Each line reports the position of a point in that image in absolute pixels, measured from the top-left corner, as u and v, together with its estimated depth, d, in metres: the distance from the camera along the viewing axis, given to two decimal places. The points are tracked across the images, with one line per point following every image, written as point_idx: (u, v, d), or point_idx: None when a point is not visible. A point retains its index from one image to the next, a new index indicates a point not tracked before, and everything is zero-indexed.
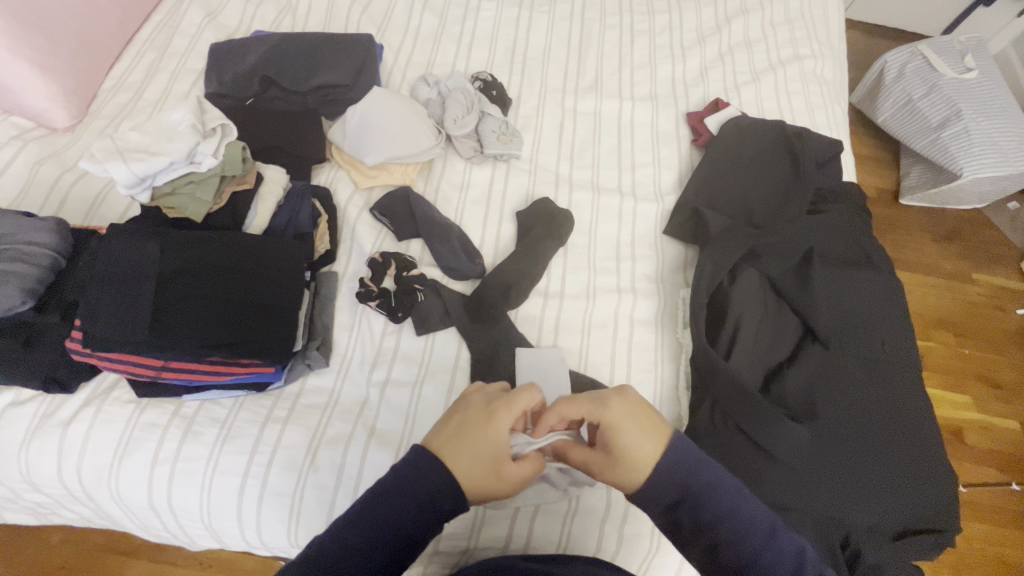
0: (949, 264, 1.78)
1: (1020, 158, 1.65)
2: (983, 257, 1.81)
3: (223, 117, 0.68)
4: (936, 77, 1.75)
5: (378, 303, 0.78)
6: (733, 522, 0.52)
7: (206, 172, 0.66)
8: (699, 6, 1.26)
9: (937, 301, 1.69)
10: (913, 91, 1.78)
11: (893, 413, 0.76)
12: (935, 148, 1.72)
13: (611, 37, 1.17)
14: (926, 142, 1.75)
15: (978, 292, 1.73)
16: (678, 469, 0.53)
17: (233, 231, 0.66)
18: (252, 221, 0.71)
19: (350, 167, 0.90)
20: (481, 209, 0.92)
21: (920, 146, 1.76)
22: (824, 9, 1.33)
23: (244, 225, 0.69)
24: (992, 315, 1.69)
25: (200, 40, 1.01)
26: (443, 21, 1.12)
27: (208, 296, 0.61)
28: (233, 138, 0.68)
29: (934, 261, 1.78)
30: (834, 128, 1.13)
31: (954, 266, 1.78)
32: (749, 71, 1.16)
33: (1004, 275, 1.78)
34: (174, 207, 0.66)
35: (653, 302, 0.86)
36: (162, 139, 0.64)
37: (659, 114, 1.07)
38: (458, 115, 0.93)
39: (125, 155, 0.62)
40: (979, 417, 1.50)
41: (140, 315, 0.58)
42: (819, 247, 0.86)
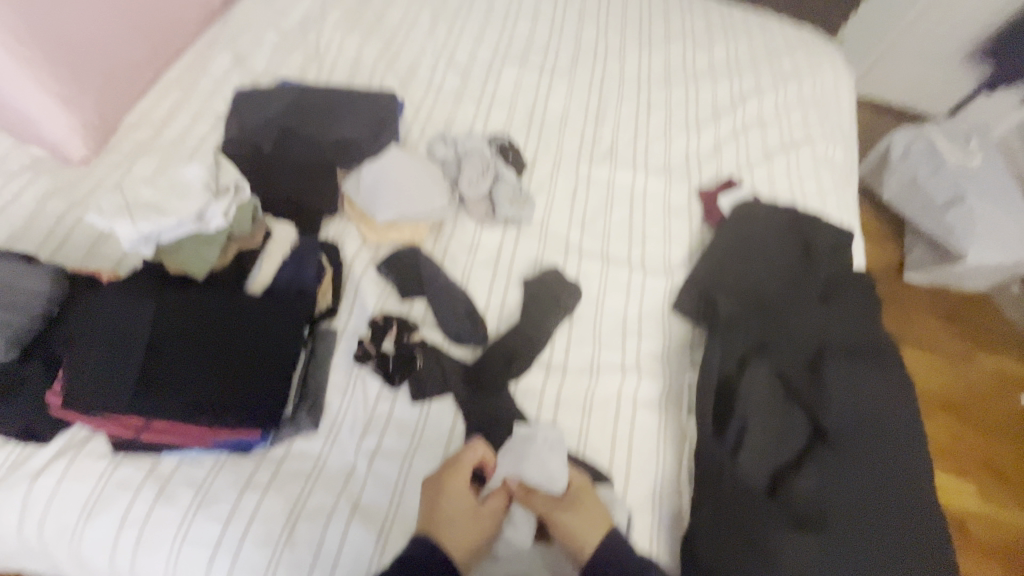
0: (952, 343, 1.76)
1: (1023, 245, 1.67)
2: (987, 340, 1.79)
3: (238, 175, 0.66)
4: (941, 160, 1.78)
5: (375, 365, 0.77)
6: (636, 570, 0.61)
7: (214, 231, 0.64)
8: (716, 83, 1.29)
9: (939, 381, 1.67)
10: (918, 171, 1.82)
11: (903, 525, 0.72)
12: (939, 228, 1.74)
13: (627, 107, 1.19)
14: (930, 221, 1.77)
15: (982, 376, 1.70)
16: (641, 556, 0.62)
17: (233, 290, 0.64)
18: (254, 279, 0.69)
19: (360, 221, 0.88)
20: (488, 272, 0.90)
21: (925, 224, 1.79)
22: (835, 94, 1.37)
23: (246, 284, 0.68)
24: (996, 401, 1.65)
25: (225, 83, 1.03)
26: (465, 81, 1.15)
27: (200, 358, 0.59)
28: (244, 198, 0.66)
29: (938, 340, 1.76)
30: (843, 212, 1.13)
31: (957, 346, 1.76)
32: (762, 150, 1.18)
33: (1008, 360, 1.76)
34: (177, 264, 0.63)
35: (657, 383, 0.83)
36: (173, 197, 0.62)
37: (672, 187, 1.08)
38: (473, 176, 0.94)
39: (134, 213, 0.60)
40: (983, 508, 1.44)
41: (125, 374, 0.57)
42: (832, 338, 0.83)
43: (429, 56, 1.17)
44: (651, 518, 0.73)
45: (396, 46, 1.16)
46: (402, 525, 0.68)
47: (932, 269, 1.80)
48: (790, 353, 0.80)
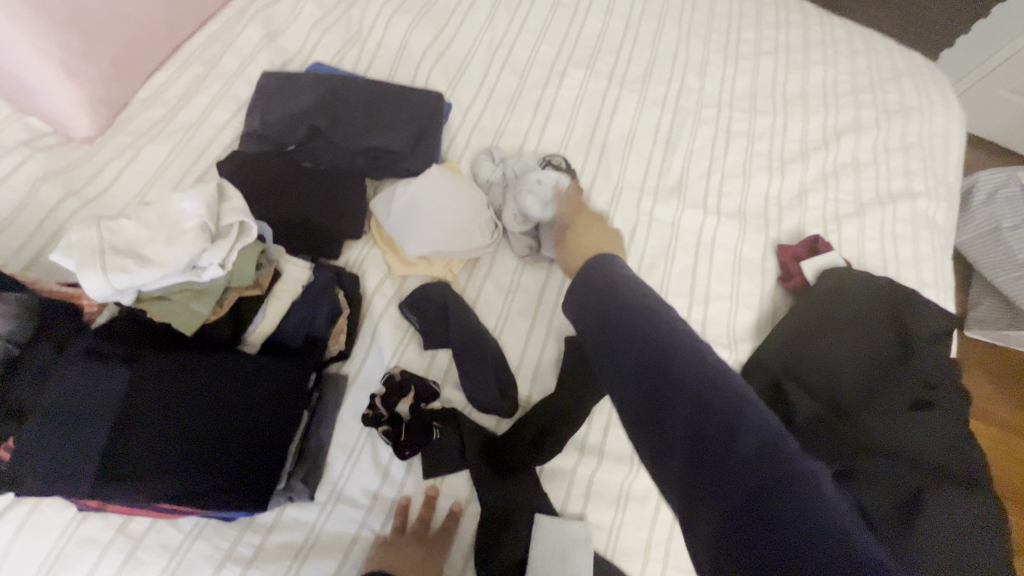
0: (1010, 415, 1.57)
1: None
2: None
3: (243, 212, 0.53)
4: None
5: (385, 431, 0.66)
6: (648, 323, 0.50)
7: (209, 282, 0.52)
8: (808, 113, 1.11)
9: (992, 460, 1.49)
10: (1001, 221, 1.61)
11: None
12: (1020, 287, 1.55)
13: (703, 132, 1.03)
14: (1009, 277, 1.58)
15: None
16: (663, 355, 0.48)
17: (229, 351, 0.55)
18: (257, 326, 0.59)
19: (387, 248, 0.77)
20: (525, 322, 0.78)
21: (1000, 281, 1.60)
22: (944, 139, 1.18)
23: (245, 336, 0.58)
24: None
25: (253, 61, 0.90)
26: (521, 84, 1.00)
27: (183, 433, 0.50)
28: (248, 241, 0.53)
29: (994, 409, 1.58)
30: (941, 287, 0.97)
31: (1015, 419, 1.57)
32: (854, 201, 1.02)
33: None
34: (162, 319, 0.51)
35: None
36: (159, 240, 0.49)
37: (745, 237, 0.93)
38: (529, 216, 0.79)
39: (105, 259, 0.47)
40: None
41: (89, 453, 0.47)
42: (924, 466, 0.70)
43: (484, 49, 1.02)
44: None
45: (448, 34, 1.02)
46: None
47: (996, 330, 1.62)
48: (872, 481, 0.68)
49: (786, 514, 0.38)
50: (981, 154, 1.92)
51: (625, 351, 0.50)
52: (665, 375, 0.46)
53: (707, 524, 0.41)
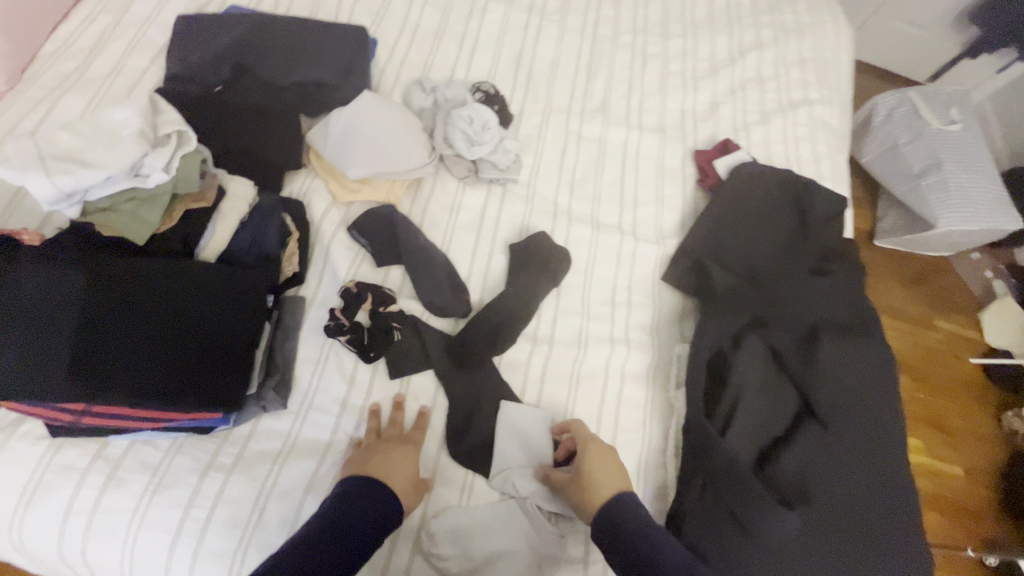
0: (912, 308, 1.85)
1: (994, 215, 1.71)
2: (943, 300, 1.88)
3: (179, 122, 0.58)
4: (922, 126, 1.79)
5: (348, 339, 0.70)
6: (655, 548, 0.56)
7: (154, 188, 0.57)
8: (714, 35, 1.20)
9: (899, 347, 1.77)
10: (897, 138, 1.81)
11: (884, 490, 0.72)
12: (912, 196, 1.75)
13: (622, 57, 1.10)
14: (905, 189, 1.77)
15: (936, 338, 1.81)
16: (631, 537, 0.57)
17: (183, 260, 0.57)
18: (206, 242, 0.62)
19: (329, 177, 0.79)
20: (471, 236, 0.84)
21: (900, 192, 1.79)
22: (835, 52, 1.30)
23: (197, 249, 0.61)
24: (948, 361, 1.78)
25: (165, 8, 0.88)
26: (445, 20, 1.03)
27: (150, 337, 0.53)
28: (189, 150, 0.58)
29: (899, 304, 1.85)
30: (836, 180, 1.10)
31: (916, 310, 1.85)
32: (759, 110, 1.13)
33: (959, 321, 1.86)
34: (110, 226, 0.55)
35: (646, 356, 0.81)
36: (99, 146, 0.54)
37: (666, 148, 1.01)
38: (470, 134, 0.83)
39: (48, 164, 0.52)
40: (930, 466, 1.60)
41: (57, 357, 0.49)
42: (827, 317, 0.82)
43: None
44: (637, 492, 0.72)
45: None
46: None
47: (898, 237, 1.85)
48: (783, 328, 0.78)
49: None
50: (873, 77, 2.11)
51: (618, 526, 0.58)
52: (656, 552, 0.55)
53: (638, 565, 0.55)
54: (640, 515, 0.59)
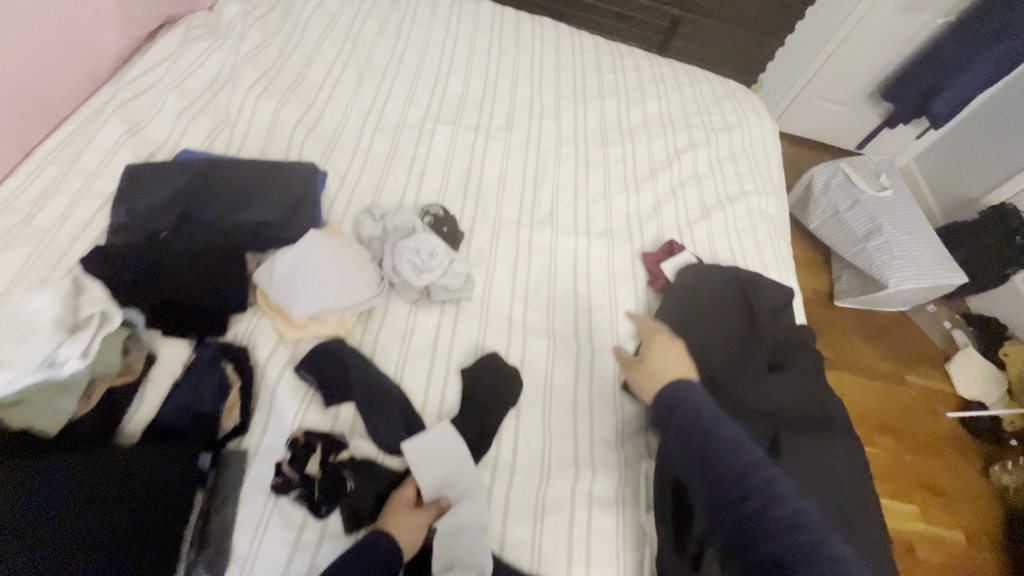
0: (881, 363, 1.93)
1: (935, 273, 1.83)
2: (907, 355, 1.98)
3: (103, 302, 0.59)
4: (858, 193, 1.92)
5: (298, 495, 0.67)
6: (712, 442, 0.61)
7: (69, 375, 0.57)
8: (651, 139, 1.29)
9: (874, 403, 1.83)
10: (839, 204, 1.94)
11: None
12: (861, 258, 1.88)
13: (566, 167, 1.17)
14: (854, 251, 1.90)
15: (908, 392, 1.88)
16: (699, 431, 0.63)
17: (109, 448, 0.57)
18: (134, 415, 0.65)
19: (277, 315, 0.78)
20: (425, 361, 0.82)
21: (849, 254, 1.92)
22: (763, 146, 1.41)
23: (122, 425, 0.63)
24: (923, 415, 1.84)
25: (115, 155, 0.90)
26: (395, 145, 1.08)
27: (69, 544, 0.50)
28: (112, 328, 0.60)
29: (868, 360, 1.93)
30: (780, 267, 1.15)
31: (885, 365, 1.93)
32: (700, 207, 1.19)
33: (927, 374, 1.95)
34: (24, 420, 0.55)
35: (612, 476, 0.78)
36: (9, 342, 0.54)
37: (615, 252, 1.05)
38: (418, 263, 0.83)
39: None
40: (922, 528, 1.59)
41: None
42: (782, 415, 0.83)
43: (355, 118, 1.09)
44: None
45: (317, 108, 1.08)
46: None
47: (857, 296, 1.94)
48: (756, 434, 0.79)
49: (763, 521, 0.56)
50: None
51: (701, 476, 0.61)
52: (723, 460, 0.60)
53: (726, 528, 0.58)
54: (705, 422, 0.63)
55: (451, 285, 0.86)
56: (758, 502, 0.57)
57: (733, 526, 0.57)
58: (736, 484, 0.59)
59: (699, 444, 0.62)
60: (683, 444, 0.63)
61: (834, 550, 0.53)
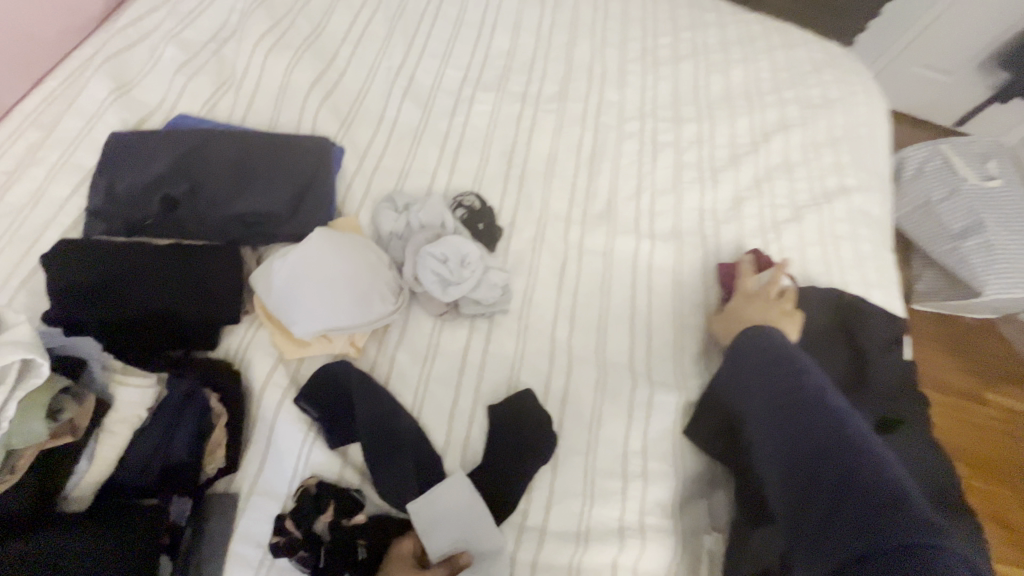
0: (980, 385, 1.63)
1: None
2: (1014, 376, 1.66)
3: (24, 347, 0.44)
4: (958, 180, 1.57)
5: (301, 561, 0.55)
6: (819, 406, 0.55)
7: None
8: (733, 116, 1.06)
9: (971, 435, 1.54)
10: (931, 193, 1.59)
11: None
12: (953, 258, 1.55)
13: (629, 148, 0.97)
14: (943, 249, 1.56)
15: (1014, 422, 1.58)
16: (803, 391, 0.57)
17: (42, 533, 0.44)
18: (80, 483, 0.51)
19: (275, 328, 0.65)
20: (449, 391, 0.69)
21: (937, 253, 1.58)
22: (870, 128, 1.16)
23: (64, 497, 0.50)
24: None
25: (100, 120, 0.76)
26: (426, 115, 0.91)
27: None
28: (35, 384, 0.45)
29: (966, 381, 1.63)
30: (884, 285, 0.95)
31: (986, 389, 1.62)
32: (789, 205, 0.98)
33: None
34: None
35: (665, 551, 0.64)
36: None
37: (683, 259, 0.87)
38: (445, 275, 0.68)
39: None
40: None
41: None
42: None
43: (382, 80, 0.92)
44: None
45: (337, 67, 0.91)
46: None
47: (945, 302, 1.62)
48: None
49: (852, 475, 0.48)
50: None
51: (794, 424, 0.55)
52: (818, 413, 0.54)
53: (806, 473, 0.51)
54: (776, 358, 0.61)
55: (486, 300, 0.71)
56: (859, 458, 0.49)
57: (793, 438, 0.54)
58: (802, 404, 0.56)
59: (798, 396, 0.57)
60: (770, 382, 0.60)
61: (896, 470, 0.48)
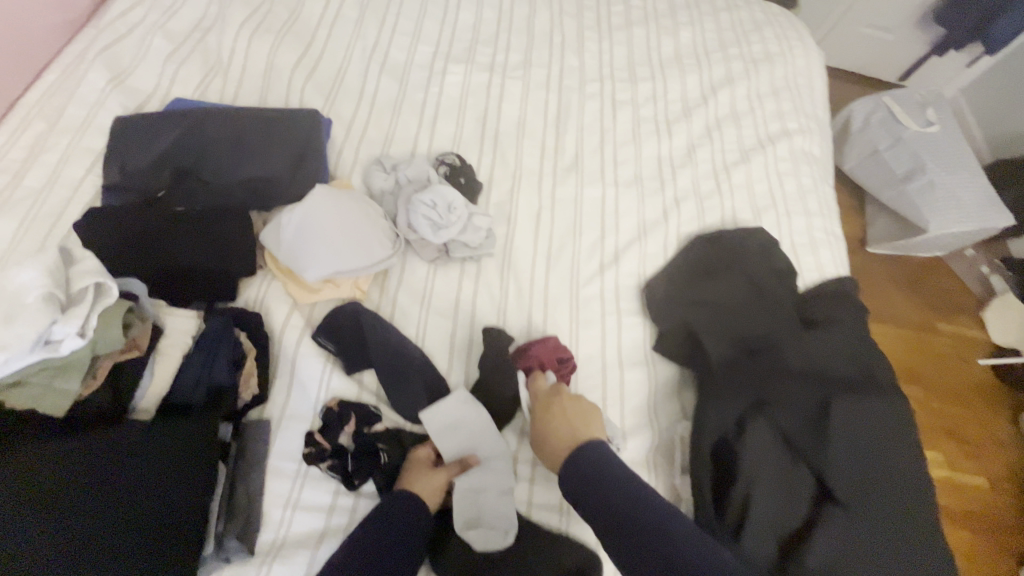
0: (915, 313, 1.79)
1: (982, 211, 1.66)
2: (944, 304, 1.83)
3: (98, 272, 0.53)
4: (901, 130, 1.74)
5: (331, 466, 0.64)
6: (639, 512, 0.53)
7: (70, 354, 0.51)
8: (684, 73, 1.17)
9: (906, 353, 1.72)
10: (879, 144, 1.77)
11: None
12: (901, 200, 1.71)
13: (591, 107, 1.06)
14: (892, 194, 1.74)
15: (941, 342, 1.75)
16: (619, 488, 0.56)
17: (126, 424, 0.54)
18: (144, 392, 0.59)
19: (288, 278, 0.73)
20: (447, 323, 0.78)
21: (887, 198, 1.76)
22: (807, 77, 1.28)
23: (134, 403, 0.58)
24: (957, 366, 1.71)
25: (102, 108, 0.82)
26: (404, 88, 0.98)
27: (99, 512, 0.49)
28: (111, 301, 0.53)
29: (900, 309, 1.80)
30: (823, 213, 1.07)
31: (919, 316, 1.79)
32: (738, 149, 1.09)
33: (963, 322, 1.80)
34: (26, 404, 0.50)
35: (645, 440, 0.74)
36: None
37: (645, 201, 0.97)
38: (435, 219, 0.77)
39: None
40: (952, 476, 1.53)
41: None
42: (829, 378, 0.76)
43: (359, 58, 0.99)
44: None
45: (317, 49, 0.98)
46: None
47: (894, 244, 1.80)
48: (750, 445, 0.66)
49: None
50: None
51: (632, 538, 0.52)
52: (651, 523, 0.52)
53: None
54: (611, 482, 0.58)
55: (472, 242, 0.80)
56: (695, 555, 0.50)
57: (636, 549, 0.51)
58: (636, 506, 0.54)
59: (630, 512, 0.54)
60: (592, 494, 0.57)
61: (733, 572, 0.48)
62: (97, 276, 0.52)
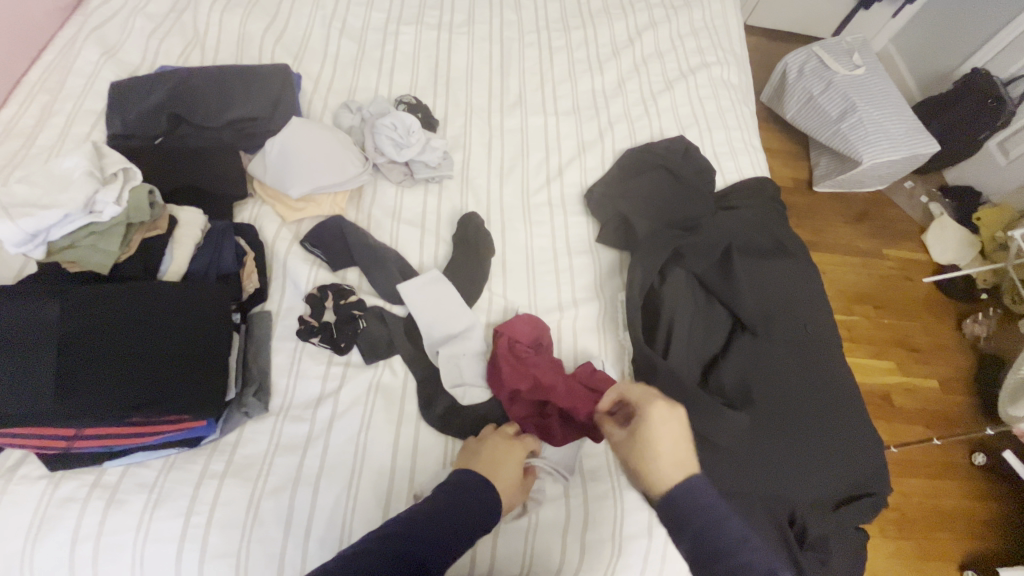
0: (860, 242, 1.82)
1: (910, 142, 1.70)
2: (889, 233, 1.85)
3: (123, 161, 0.70)
4: (831, 74, 1.76)
5: (320, 339, 0.76)
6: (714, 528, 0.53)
7: (110, 220, 0.67)
8: (611, 21, 1.31)
9: (855, 277, 1.75)
10: (812, 89, 1.78)
11: (820, 405, 0.80)
12: (837, 140, 1.74)
13: (530, 55, 1.20)
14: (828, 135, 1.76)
15: (888, 266, 1.78)
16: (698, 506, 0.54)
17: (152, 289, 0.65)
18: (168, 267, 0.72)
19: (275, 201, 0.86)
20: (416, 231, 0.91)
21: (825, 138, 1.78)
22: (725, 17, 1.42)
23: (159, 272, 0.71)
24: (901, 284, 1.75)
25: (98, 77, 0.94)
26: (362, 48, 1.12)
27: (142, 351, 0.62)
28: (137, 183, 0.70)
29: (846, 239, 1.82)
30: (744, 128, 1.21)
31: (864, 244, 1.82)
32: (663, 80, 1.23)
33: (908, 248, 1.83)
34: (77, 260, 0.66)
35: (593, 308, 0.87)
36: (55, 192, 0.64)
37: (582, 127, 1.11)
38: (397, 139, 0.90)
39: (12, 211, 0.62)
40: (899, 380, 1.57)
41: (45, 367, 0.57)
42: (738, 244, 0.92)
43: (320, 25, 1.12)
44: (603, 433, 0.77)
45: (282, 19, 1.11)
46: (370, 474, 0.69)
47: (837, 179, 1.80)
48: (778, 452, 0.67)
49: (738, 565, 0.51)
50: (778, 42, 2.28)
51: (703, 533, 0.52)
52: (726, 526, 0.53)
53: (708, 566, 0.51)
54: (709, 515, 0.53)
55: (431, 161, 0.93)
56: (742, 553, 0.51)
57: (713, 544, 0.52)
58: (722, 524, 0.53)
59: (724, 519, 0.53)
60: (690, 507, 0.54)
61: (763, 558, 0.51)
62: (123, 163, 0.69)
